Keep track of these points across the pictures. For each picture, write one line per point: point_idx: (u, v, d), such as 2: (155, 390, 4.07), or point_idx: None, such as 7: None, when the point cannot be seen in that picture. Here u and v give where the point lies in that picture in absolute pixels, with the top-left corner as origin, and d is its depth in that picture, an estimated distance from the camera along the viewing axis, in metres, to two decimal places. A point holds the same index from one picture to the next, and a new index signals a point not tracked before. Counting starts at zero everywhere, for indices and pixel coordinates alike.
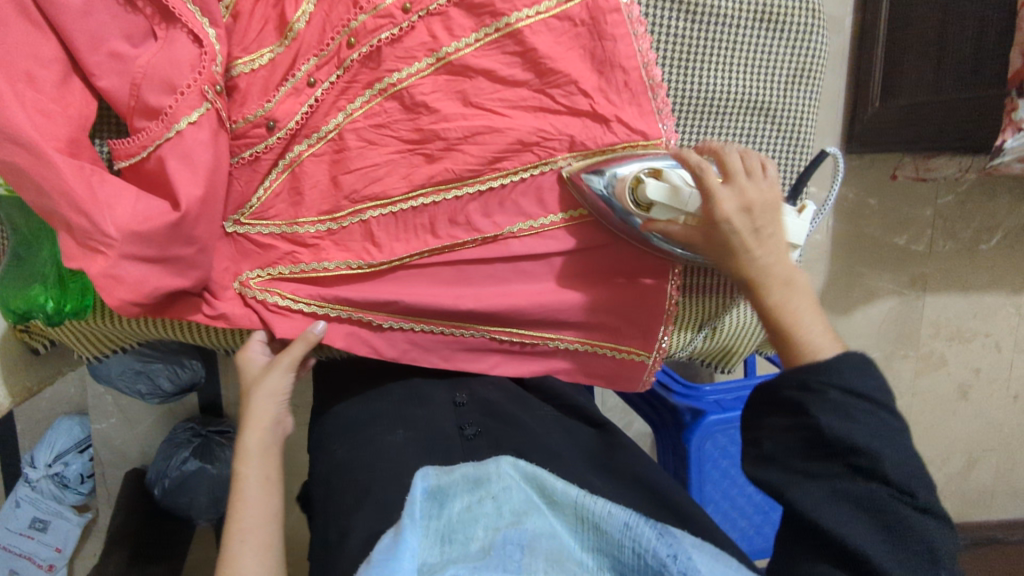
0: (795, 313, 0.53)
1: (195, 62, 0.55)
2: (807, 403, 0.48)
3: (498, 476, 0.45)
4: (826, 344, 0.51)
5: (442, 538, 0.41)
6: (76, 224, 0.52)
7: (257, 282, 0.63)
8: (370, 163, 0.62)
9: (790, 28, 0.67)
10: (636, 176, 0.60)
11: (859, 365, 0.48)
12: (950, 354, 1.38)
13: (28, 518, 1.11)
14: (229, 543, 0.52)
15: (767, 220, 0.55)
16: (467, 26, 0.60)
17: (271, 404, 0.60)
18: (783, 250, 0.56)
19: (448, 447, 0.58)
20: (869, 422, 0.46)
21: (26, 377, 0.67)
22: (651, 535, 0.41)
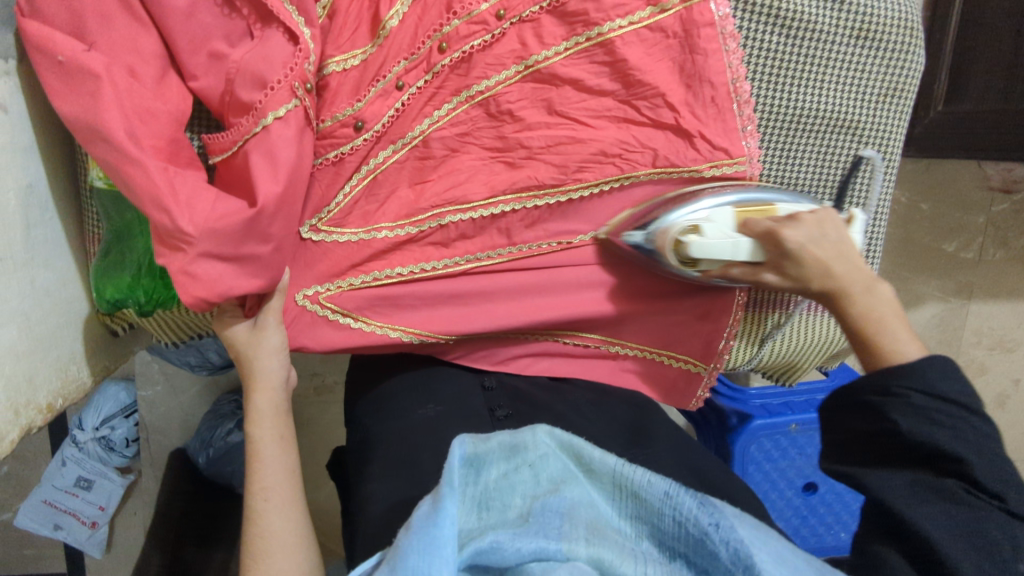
0: (875, 314, 0.55)
1: (289, 59, 0.55)
2: (889, 408, 0.51)
3: (534, 445, 0.46)
4: (911, 349, 0.53)
5: (479, 504, 0.45)
6: (160, 224, 0.51)
7: (327, 296, 0.62)
8: (453, 169, 0.62)
9: (885, 47, 0.66)
10: (673, 237, 0.61)
11: (943, 370, 0.50)
12: (990, 363, 1.37)
13: (72, 477, 1.13)
14: (254, 502, 0.56)
15: (828, 230, 0.57)
16: (558, 34, 0.60)
17: (276, 356, 0.60)
18: (852, 256, 0.57)
19: (476, 423, 0.62)
20: (956, 425, 0.48)
21: (105, 358, 0.69)
22: (692, 504, 0.42)
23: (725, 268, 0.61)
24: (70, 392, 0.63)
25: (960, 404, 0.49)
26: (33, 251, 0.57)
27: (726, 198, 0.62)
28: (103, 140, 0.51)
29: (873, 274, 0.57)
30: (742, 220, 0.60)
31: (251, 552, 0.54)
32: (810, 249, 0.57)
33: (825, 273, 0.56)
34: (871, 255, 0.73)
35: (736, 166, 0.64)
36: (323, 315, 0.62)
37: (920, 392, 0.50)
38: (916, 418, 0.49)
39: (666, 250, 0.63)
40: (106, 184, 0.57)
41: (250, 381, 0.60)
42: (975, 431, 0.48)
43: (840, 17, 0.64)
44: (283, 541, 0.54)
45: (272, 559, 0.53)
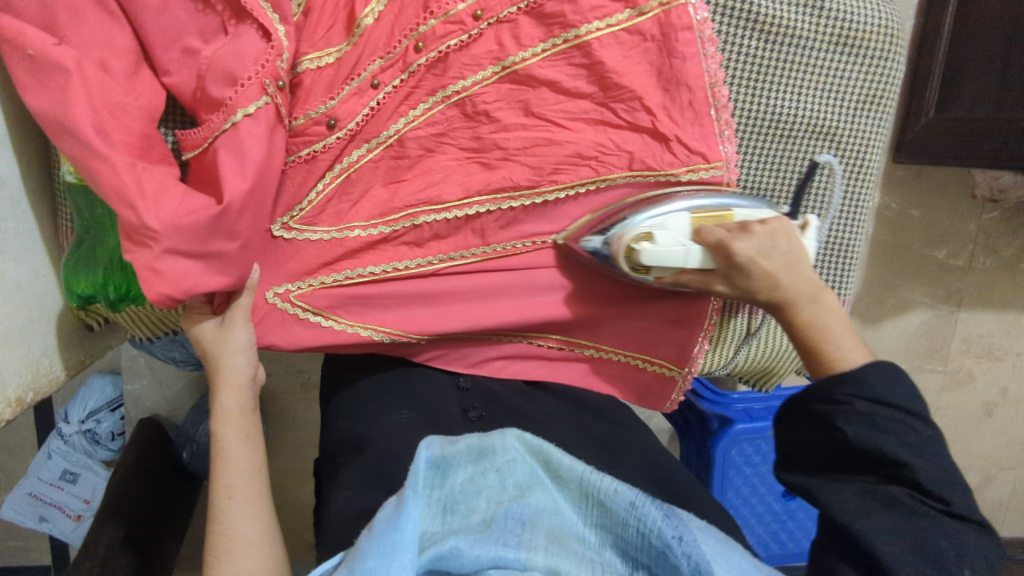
0: (824, 324, 0.56)
1: (260, 55, 0.55)
2: (835, 416, 0.51)
3: (503, 449, 0.46)
4: (857, 356, 0.54)
5: (444, 508, 0.44)
6: (126, 220, 0.51)
7: (298, 294, 0.62)
8: (428, 169, 0.62)
9: (866, 53, 0.66)
10: (627, 243, 0.60)
11: (887, 376, 0.51)
12: (978, 371, 1.37)
13: (58, 470, 1.13)
14: (218, 500, 0.56)
15: (779, 240, 0.57)
16: (536, 36, 0.59)
17: (242, 355, 0.60)
18: (802, 265, 0.57)
19: (449, 425, 0.61)
20: (899, 429, 0.49)
21: (80, 353, 0.69)
22: (657, 515, 0.42)
23: (676, 275, 0.61)
24: (42, 386, 0.63)
25: (902, 410, 0.50)
26: (4, 244, 0.57)
27: (680, 204, 0.61)
28: (70, 134, 0.50)
29: (821, 283, 0.57)
30: (695, 228, 0.59)
31: (213, 551, 0.53)
32: (759, 261, 0.56)
33: (773, 283, 0.56)
34: (849, 261, 0.73)
35: (713, 170, 0.64)
36: (294, 313, 0.62)
37: (863, 400, 0.50)
38: (860, 425, 0.49)
39: (620, 256, 0.62)
40: (76, 179, 0.57)
41: (216, 376, 0.60)
42: (917, 436, 0.49)
43: (820, 23, 0.64)
44: (247, 539, 0.54)
45: (234, 559, 0.53)
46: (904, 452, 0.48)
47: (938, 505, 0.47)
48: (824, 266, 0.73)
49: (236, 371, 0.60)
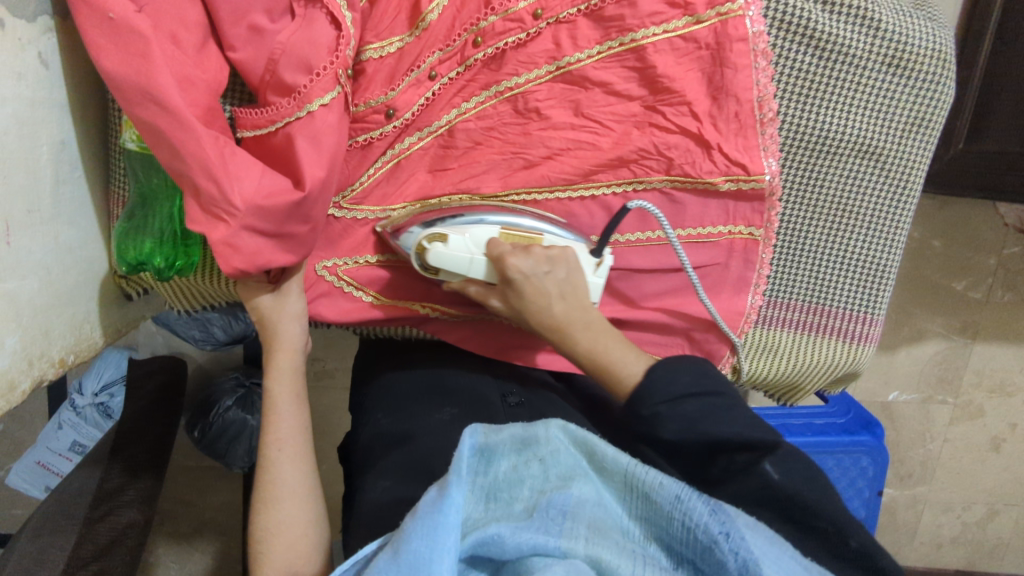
0: (595, 345, 0.57)
1: (333, 44, 0.57)
2: (658, 428, 0.52)
3: (547, 440, 0.47)
4: (634, 363, 0.56)
5: (487, 494, 0.47)
6: (204, 191, 0.52)
7: (345, 269, 0.65)
8: (473, 161, 0.63)
9: (917, 76, 0.65)
10: (421, 241, 0.59)
11: (670, 368, 0.54)
12: (988, 405, 1.37)
13: (67, 441, 1.13)
14: (267, 451, 0.59)
15: (557, 265, 0.57)
16: (592, 38, 0.60)
17: (295, 321, 0.62)
18: (577, 290, 0.58)
19: (490, 413, 0.64)
20: (707, 408, 0.52)
21: (117, 320, 0.70)
22: (703, 510, 0.42)
23: (462, 284, 0.60)
24: (82, 350, 0.63)
25: (695, 392, 0.53)
26: (60, 206, 0.57)
27: (494, 216, 0.60)
28: (143, 104, 0.51)
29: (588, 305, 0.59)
30: (486, 238, 0.58)
31: (263, 496, 0.57)
32: (532, 282, 0.56)
33: (544, 308, 0.56)
34: (884, 282, 0.72)
35: (754, 185, 0.64)
36: (338, 286, 0.65)
37: (664, 403, 0.52)
38: (678, 425, 0.51)
39: (412, 253, 0.60)
40: (137, 148, 0.57)
41: (270, 338, 0.61)
42: (715, 403, 0.53)
43: (875, 43, 0.64)
44: (294, 487, 0.58)
45: (278, 505, 0.57)
46: (727, 428, 0.51)
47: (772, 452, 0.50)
48: (857, 285, 0.72)
49: (292, 337, 0.62)
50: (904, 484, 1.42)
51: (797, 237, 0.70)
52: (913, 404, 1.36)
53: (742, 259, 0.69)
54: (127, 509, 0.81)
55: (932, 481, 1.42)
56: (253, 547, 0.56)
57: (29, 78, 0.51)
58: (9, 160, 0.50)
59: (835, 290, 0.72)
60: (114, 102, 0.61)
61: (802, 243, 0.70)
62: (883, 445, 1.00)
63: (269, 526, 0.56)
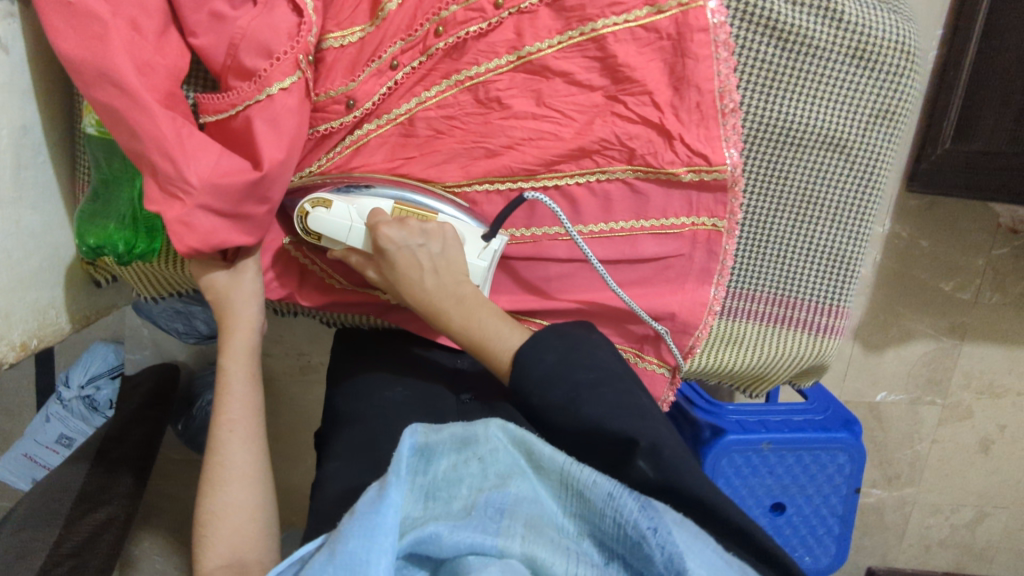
0: (472, 320, 0.58)
1: (293, 31, 0.57)
2: (537, 406, 0.53)
3: (486, 439, 0.47)
4: (510, 336, 0.58)
5: (427, 494, 0.46)
6: (161, 170, 0.53)
7: (310, 250, 0.67)
8: (434, 151, 0.64)
9: (880, 68, 0.65)
10: (305, 206, 0.59)
11: (537, 344, 0.56)
12: (977, 407, 1.37)
13: (54, 434, 1.13)
14: (217, 431, 0.59)
15: (431, 238, 0.59)
16: (554, 27, 0.60)
17: (252, 300, 0.62)
18: (451, 262, 0.60)
19: (442, 408, 0.65)
20: (589, 395, 0.52)
21: (86, 306, 0.70)
22: (633, 506, 0.42)
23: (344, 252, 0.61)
24: (47, 335, 0.64)
25: (563, 370, 0.54)
26: (22, 190, 0.58)
27: (387, 193, 0.61)
28: (100, 86, 0.52)
29: (464, 277, 0.60)
30: (367, 206, 0.59)
31: (211, 478, 0.58)
32: (403, 253, 0.58)
33: (415, 281, 0.58)
34: (851, 274, 0.72)
35: (715, 175, 0.64)
36: (300, 263, 0.67)
37: (530, 383, 0.54)
38: (557, 406, 0.52)
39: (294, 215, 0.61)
40: (98, 132, 0.58)
41: (227, 319, 0.62)
42: (582, 383, 0.53)
43: (838, 35, 0.64)
44: (242, 469, 0.58)
45: (226, 489, 0.58)
46: (595, 410, 0.51)
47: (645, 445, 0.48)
48: (823, 277, 0.72)
49: (247, 318, 0.62)
50: (892, 485, 1.41)
51: (762, 229, 0.70)
52: (901, 405, 1.36)
53: (706, 250, 0.68)
54: (105, 507, 0.84)
55: (920, 482, 1.41)
56: (198, 530, 0.57)
57: None
58: None
59: (802, 282, 0.72)
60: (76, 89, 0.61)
61: (768, 235, 0.70)
62: (859, 442, 1.00)
63: (216, 509, 0.57)
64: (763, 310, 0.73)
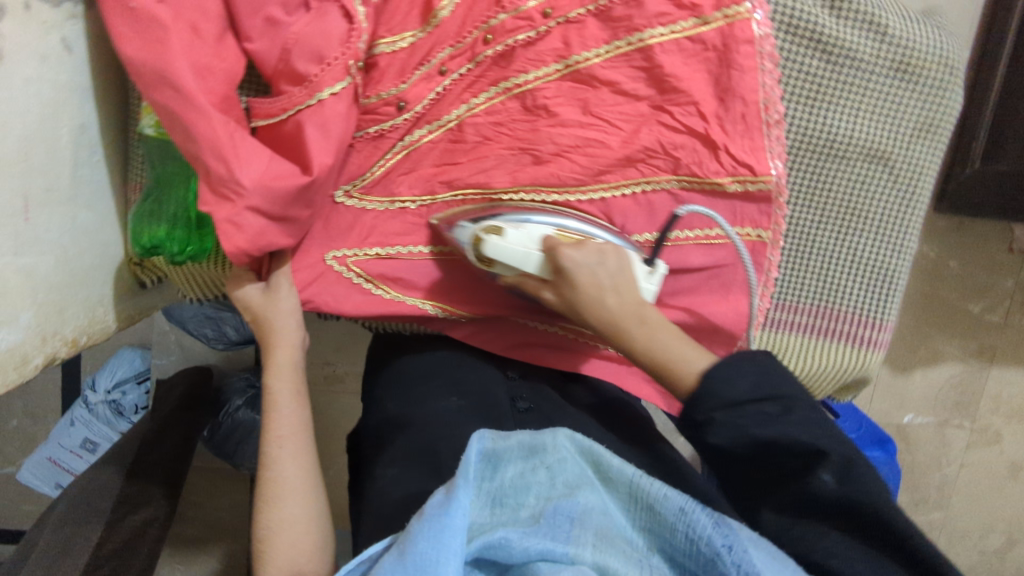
0: (656, 340, 0.56)
1: (344, 37, 0.59)
2: (706, 431, 0.52)
3: (554, 448, 0.47)
4: (691, 356, 0.55)
5: (493, 500, 0.47)
6: (214, 172, 0.54)
7: (354, 261, 0.65)
8: (480, 156, 0.64)
9: (926, 82, 0.65)
10: (477, 233, 0.59)
11: (729, 365, 0.53)
12: (1006, 431, 1.34)
13: (79, 438, 1.13)
14: (269, 448, 0.60)
15: (607, 256, 0.57)
16: (601, 37, 0.61)
17: (291, 317, 0.64)
18: (627, 284, 0.57)
19: (500, 416, 0.64)
20: (758, 415, 0.50)
21: (131, 306, 0.71)
22: (707, 523, 0.43)
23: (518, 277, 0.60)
24: (94, 333, 0.65)
25: (755, 399, 0.51)
26: (78, 189, 0.59)
27: (551, 218, 0.60)
28: (159, 89, 0.54)
29: (640, 299, 0.58)
30: (542, 233, 0.58)
31: (266, 493, 0.58)
32: (585, 274, 0.56)
33: (596, 301, 0.56)
34: (895, 289, 0.71)
35: (760, 185, 0.64)
36: (348, 277, 0.66)
37: (720, 409, 0.51)
38: (730, 430, 0.50)
39: (467, 244, 0.61)
40: (156, 133, 0.59)
41: (270, 338, 0.64)
42: (771, 414, 0.50)
43: (883, 48, 0.64)
44: (294, 484, 0.59)
45: (282, 503, 0.58)
46: (772, 429, 0.50)
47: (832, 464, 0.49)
48: (866, 291, 0.71)
49: (287, 334, 0.64)
50: (920, 509, 1.39)
51: (804, 241, 0.70)
52: (928, 427, 1.34)
53: (750, 261, 0.69)
54: (148, 507, 0.85)
55: (949, 507, 1.39)
56: (257, 546, 0.57)
57: (53, 61, 0.53)
58: (30, 139, 0.51)
59: (844, 295, 0.71)
60: (134, 86, 0.62)
61: (811, 247, 0.70)
62: (893, 462, 0.99)
63: (273, 523, 0.57)
64: (803, 322, 0.73)
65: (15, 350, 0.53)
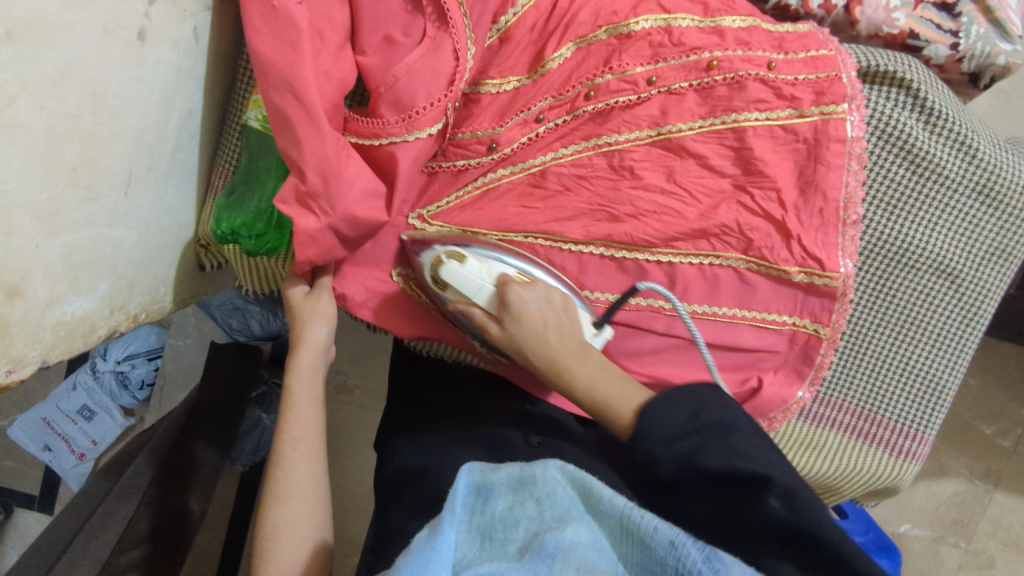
0: (593, 377, 0.57)
1: (450, 73, 0.59)
2: (657, 459, 0.50)
3: (544, 479, 0.42)
4: (630, 393, 0.56)
5: (482, 534, 0.40)
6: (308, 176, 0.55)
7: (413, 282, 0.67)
8: (560, 205, 0.65)
9: (1003, 208, 0.67)
10: (439, 254, 0.60)
11: (667, 399, 0.54)
12: (1001, 556, 1.24)
13: (77, 404, 1.07)
14: (282, 450, 0.60)
15: (558, 299, 0.59)
16: (697, 112, 0.63)
17: (322, 322, 0.65)
18: (572, 324, 0.59)
19: (511, 448, 0.63)
20: (707, 436, 0.50)
21: (188, 288, 0.72)
22: (698, 556, 0.36)
23: (466, 306, 0.60)
24: (152, 310, 0.65)
25: (693, 429, 0.51)
26: (173, 168, 0.60)
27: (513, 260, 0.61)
28: (274, 89, 0.55)
29: (581, 338, 0.59)
30: (498, 267, 0.60)
31: (272, 493, 0.58)
32: (532, 307, 0.58)
33: (537, 332, 0.57)
34: (938, 400, 0.73)
35: (827, 280, 0.65)
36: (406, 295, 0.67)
37: (660, 445, 0.50)
38: (675, 458, 0.49)
39: (427, 265, 0.61)
40: (259, 126, 0.62)
41: (296, 339, 0.64)
42: (710, 434, 0.50)
43: (970, 169, 0.66)
44: (304, 488, 0.58)
45: (288, 504, 0.57)
46: (718, 459, 0.48)
47: (782, 499, 0.45)
48: (910, 399, 0.73)
49: (316, 338, 0.64)
50: None
51: (861, 340, 0.71)
52: (923, 541, 1.26)
53: (801, 351, 0.70)
54: (146, 504, 0.80)
55: None
56: (256, 546, 0.55)
57: (182, 44, 0.54)
58: (146, 119, 0.52)
59: (887, 399, 0.73)
60: (245, 75, 0.66)
61: (866, 347, 0.71)
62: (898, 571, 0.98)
63: (276, 525, 0.56)
64: (845, 420, 0.74)
65: (86, 318, 0.53)
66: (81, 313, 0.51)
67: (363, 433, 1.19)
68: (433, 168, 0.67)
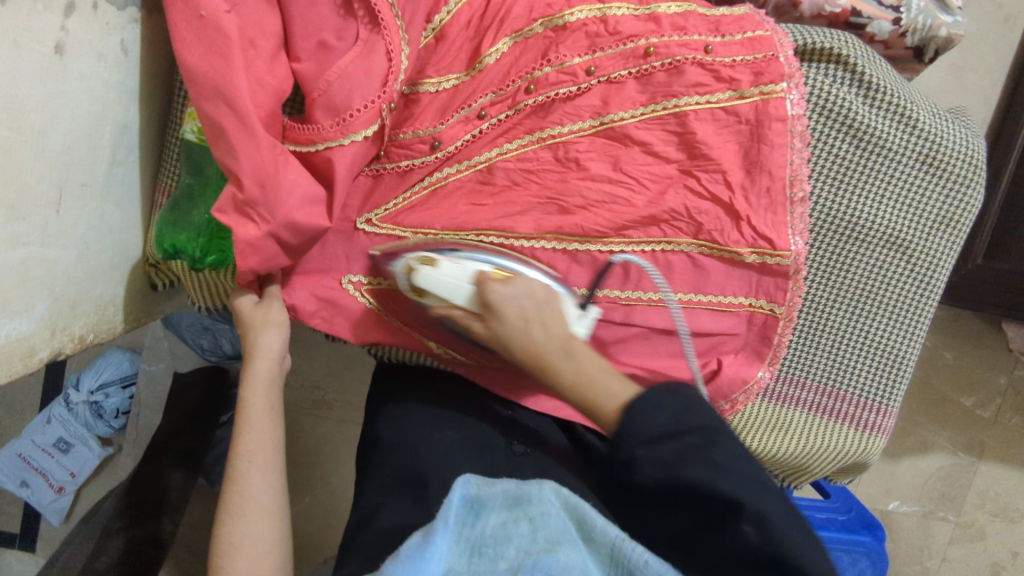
0: (581, 374, 0.55)
1: (385, 75, 0.59)
2: (636, 469, 0.49)
3: (539, 500, 0.43)
4: (617, 388, 0.54)
5: (473, 549, 0.40)
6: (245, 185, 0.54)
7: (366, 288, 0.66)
8: (510, 201, 0.64)
9: (947, 176, 0.68)
10: (410, 261, 0.58)
11: (654, 402, 0.51)
12: (990, 529, 1.26)
13: (52, 437, 1.05)
14: (237, 463, 0.59)
15: (538, 290, 0.57)
16: (638, 99, 0.63)
17: (275, 330, 0.63)
18: (556, 317, 0.57)
19: (494, 455, 0.64)
20: (682, 449, 0.49)
21: (140, 306, 0.71)
22: None
23: (448, 311, 0.58)
24: (100, 332, 0.64)
25: (672, 433, 0.49)
26: (111, 187, 0.59)
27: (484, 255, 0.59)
28: (205, 100, 0.54)
29: (568, 332, 0.56)
30: (473, 264, 0.57)
31: (229, 509, 0.57)
32: (513, 305, 0.55)
33: (521, 329, 0.55)
34: (900, 372, 0.73)
35: (778, 259, 0.65)
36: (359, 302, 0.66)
37: (641, 447, 0.49)
38: (655, 469, 0.49)
39: (400, 272, 0.59)
40: (197, 139, 0.61)
41: (249, 350, 0.63)
42: (692, 445, 0.49)
43: (912, 140, 0.66)
44: (259, 501, 0.58)
45: (244, 519, 0.56)
46: (700, 473, 0.48)
47: (760, 521, 0.48)
48: (871, 373, 0.73)
49: (269, 346, 0.63)
50: None
51: (818, 318, 0.71)
52: (913, 517, 1.27)
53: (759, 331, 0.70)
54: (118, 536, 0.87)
55: None
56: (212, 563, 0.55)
57: (108, 60, 0.54)
58: (74, 133, 0.52)
59: (849, 375, 0.73)
60: (181, 87, 0.65)
61: (824, 324, 0.71)
62: (881, 548, 0.98)
63: (231, 541, 0.55)
64: (810, 399, 0.74)
65: (24, 342, 0.52)
66: (15, 334, 0.51)
67: (341, 447, 1.17)
68: (377, 171, 0.66)
